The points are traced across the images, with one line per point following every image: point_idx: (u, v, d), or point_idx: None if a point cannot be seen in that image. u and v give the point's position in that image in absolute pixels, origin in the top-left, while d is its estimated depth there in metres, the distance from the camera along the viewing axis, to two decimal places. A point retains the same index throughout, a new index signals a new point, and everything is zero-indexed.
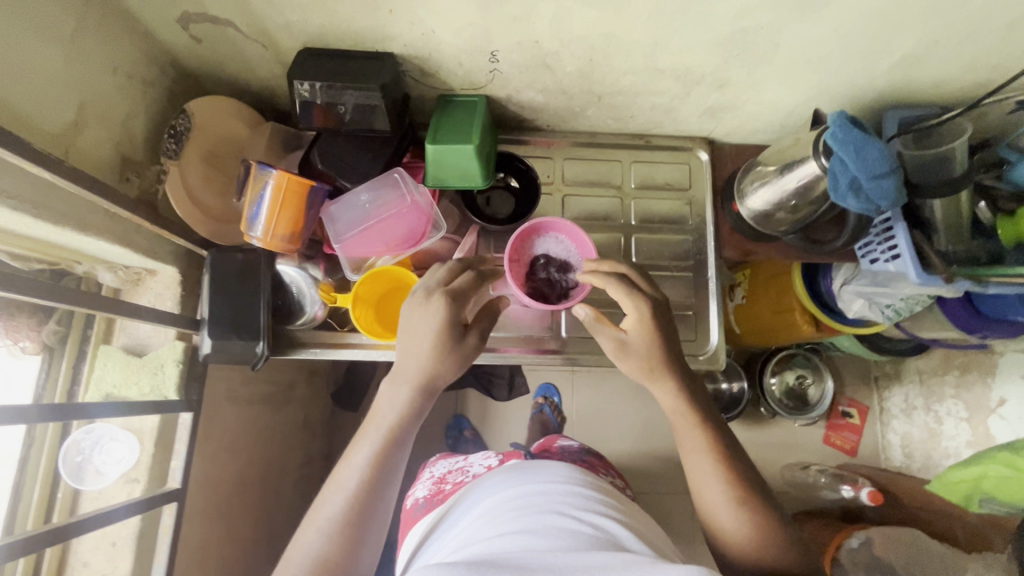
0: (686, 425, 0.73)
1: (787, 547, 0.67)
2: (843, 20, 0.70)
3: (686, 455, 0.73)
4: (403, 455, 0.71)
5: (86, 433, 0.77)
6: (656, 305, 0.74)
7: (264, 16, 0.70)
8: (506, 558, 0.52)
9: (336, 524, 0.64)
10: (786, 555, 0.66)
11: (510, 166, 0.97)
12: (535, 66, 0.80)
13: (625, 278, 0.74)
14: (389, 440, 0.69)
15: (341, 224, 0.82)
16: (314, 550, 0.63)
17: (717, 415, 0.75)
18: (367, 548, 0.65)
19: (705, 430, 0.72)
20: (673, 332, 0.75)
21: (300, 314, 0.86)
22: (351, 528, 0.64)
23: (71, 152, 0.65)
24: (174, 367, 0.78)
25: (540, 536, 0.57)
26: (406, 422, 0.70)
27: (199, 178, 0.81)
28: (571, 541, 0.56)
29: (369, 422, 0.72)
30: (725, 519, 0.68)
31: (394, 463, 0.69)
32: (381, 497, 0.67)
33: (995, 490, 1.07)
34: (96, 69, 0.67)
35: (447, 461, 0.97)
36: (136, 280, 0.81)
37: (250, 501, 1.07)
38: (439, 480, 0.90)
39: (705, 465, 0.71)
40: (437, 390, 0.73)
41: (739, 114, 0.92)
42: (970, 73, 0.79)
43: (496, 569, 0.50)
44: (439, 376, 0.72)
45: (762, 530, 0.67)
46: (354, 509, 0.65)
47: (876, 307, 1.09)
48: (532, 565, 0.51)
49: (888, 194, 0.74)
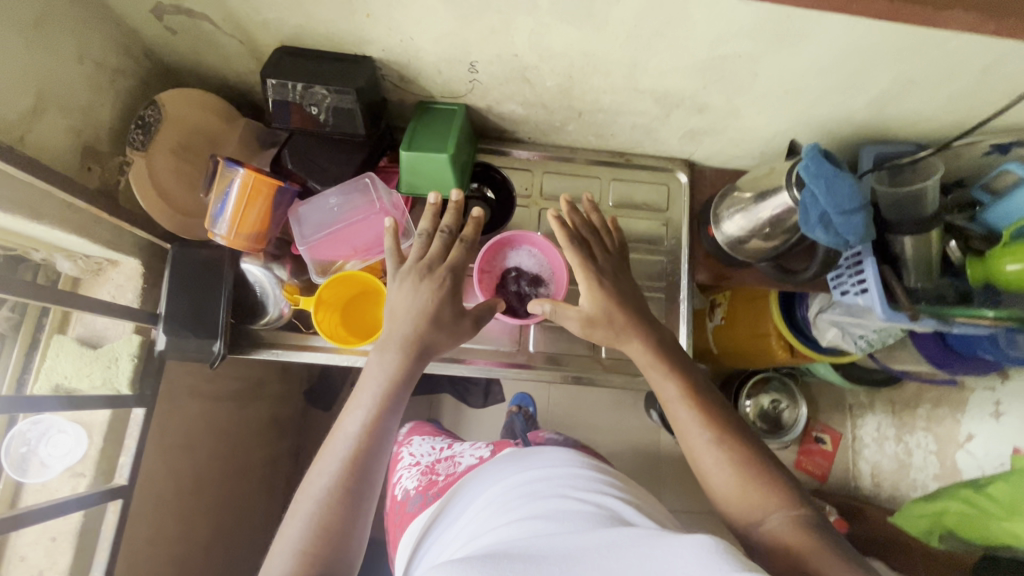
0: (656, 371, 0.72)
1: (778, 481, 0.62)
2: (820, 55, 0.70)
3: (666, 407, 0.71)
4: (397, 417, 0.68)
5: (32, 424, 0.75)
6: (605, 273, 0.76)
7: (240, 13, 0.69)
8: (519, 548, 0.49)
9: (328, 495, 0.60)
10: (786, 492, 0.61)
11: (486, 176, 0.98)
12: (515, 78, 0.80)
13: (581, 241, 0.78)
14: (384, 398, 0.67)
15: (307, 226, 0.81)
16: (308, 515, 0.59)
17: (696, 371, 0.74)
18: (364, 517, 0.61)
19: (682, 381, 0.71)
20: (633, 298, 0.76)
21: (263, 313, 0.84)
22: (347, 490, 0.61)
23: (29, 140, 0.63)
24: (129, 360, 0.77)
25: (550, 520, 0.55)
26: (401, 379, 0.68)
27: (165, 171, 0.79)
28: (584, 521, 0.54)
29: (360, 384, 0.69)
30: (715, 469, 0.64)
31: (389, 423, 0.66)
32: (376, 459, 0.64)
33: (957, 525, 1.06)
34: (60, 55, 0.65)
35: (430, 446, 0.99)
36: (96, 270, 0.79)
37: (208, 499, 1.05)
38: (427, 471, 0.91)
39: (685, 412, 0.68)
40: (429, 351, 0.72)
41: (719, 139, 0.92)
42: (946, 114, 0.80)
43: (510, 559, 0.47)
44: (437, 346, 0.72)
45: (751, 467, 0.63)
46: (350, 471, 0.62)
47: (849, 337, 1.09)
48: (547, 551, 0.48)
49: (857, 229, 0.74)
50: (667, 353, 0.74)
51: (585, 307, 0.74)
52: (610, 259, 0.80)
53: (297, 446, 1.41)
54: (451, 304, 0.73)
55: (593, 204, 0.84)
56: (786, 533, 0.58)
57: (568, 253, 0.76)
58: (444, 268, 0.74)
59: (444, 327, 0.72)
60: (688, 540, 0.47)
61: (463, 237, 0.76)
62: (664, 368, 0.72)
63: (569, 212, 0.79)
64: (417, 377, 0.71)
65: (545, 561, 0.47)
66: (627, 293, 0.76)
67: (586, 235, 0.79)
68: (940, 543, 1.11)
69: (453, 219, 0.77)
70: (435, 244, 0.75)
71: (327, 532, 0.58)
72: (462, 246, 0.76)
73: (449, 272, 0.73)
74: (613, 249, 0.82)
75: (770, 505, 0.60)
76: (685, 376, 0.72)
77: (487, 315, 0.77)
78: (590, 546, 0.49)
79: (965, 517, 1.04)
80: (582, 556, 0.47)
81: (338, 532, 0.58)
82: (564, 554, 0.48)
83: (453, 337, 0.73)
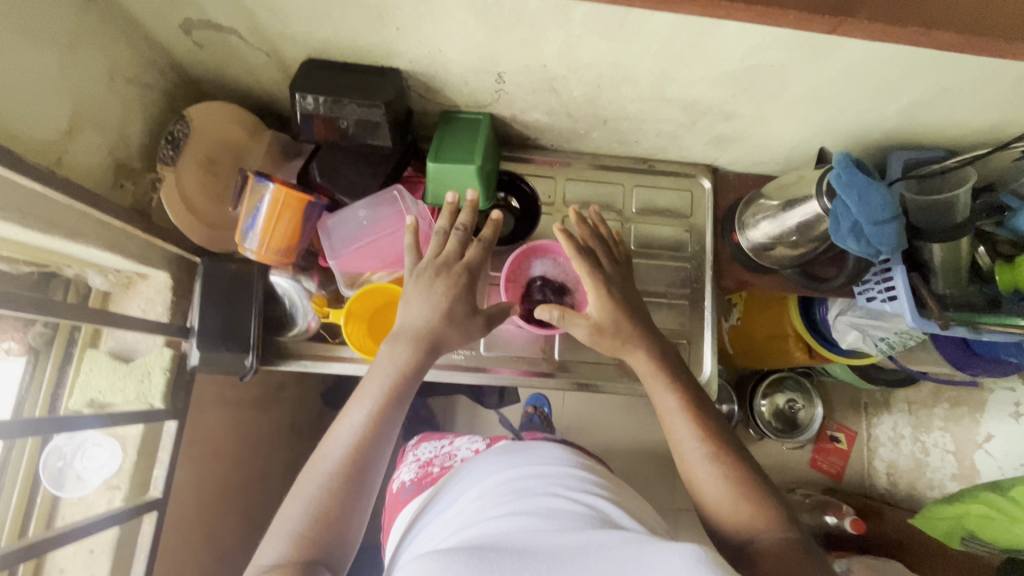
0: (658, 382, 0.73)
1: (770, 502, 0.63)
2: (853, 65, 0.69)
3: (664, 418, 0.72)
4: (403, 412, 0.68)
5: (68, 438, 0.76)
6: (613, 286, 0.76)
7: (268, 27, 0.68)
8: (510, 543, 0.49)
9: (332, 482, 0.61)
10: (775, 516, 0.62)
11: (514, 187, 0.98)
12: (541, 88, 0.79)
13: (590, 254, 0.77)
14: (390, 394, 0.67)
15: (336, 238, 0.83)
16: (310, 498, 0.60)
17: (694, 383, 0.74)
18: (364, 506, 0.62)
19: (683, 392, 0.72)
20: (640, 311, 0.76)
21: (291, 324, 0.85)
22: (349, 478, 0.61)
23: (64, 160, 0.64)
24: (160, 375, 0.79)
25: (544, 514, 0.54)
26: (408, 375, 0.68)
27: (194, 186, 0.80)
28: (572, 518, 0.53)
29: (366, 378, 0.69)
30: (709, 483, 0.65)
31: (396, 418, 0.66)
32: (380, 452, 0.64)
33: (977, 527, 1.05)
34: (90, 74, 0.65)
35: (431, 444, 0.96)
36: (126, 283, 0.80)
37: (234, 505, 1.06)
38: (426, 463, 0.89)
39: (683, 423, 0.69)
40: (439, 349, 0.71)
41: (745, 145, 0.91)
42: (979, 121, 0.79)
43: (498, 553, 0.47)
44: (449, 341, 0.72)
45: (743, 486, 0.64)
46: (352, 460, 0.62)
47: (870, 339, 1.07)
48: (535, 546, 0.48)
49: (889, 239, 0.73)
50: (670, 366, 0.74)
51: (592, 316, 0.74)
52: (617, 269, 0.79)
53: None
54: (465, 301, 0.72)
55: (600, 216, 0.84)
56: (774, 549, 0.58)
57: (575, 262, 0.75)
58: (461, 266, 0.74)
59: (458, 325, 0.72)
60: (673, 546, 0.46)
61: (482, 237, 0.76)
62: (666, 381, 0.73)
63: (576, 223, 0.79)
64: (427, 371, 0.70)
65: (533, 557, 0.46)
66: (636, 305, 0.76)
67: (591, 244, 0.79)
68: (960, 545, 1.10)
69: (470, 217, 0.76)
70: (452, 242, 0.74)
71: (326, 518, 0.58)
72: (480, 246, 0.76)
73: (467, 270, 0.73)
74: (619, 260, 0.81)
75: (760, 524, 0.61)
76: (685, 390, 0.73)
77: (501, 316, 0.77)
78: (579, 544, 0.48)
79: (990, 519, 1.03)
80: (570, 556, 0.46)
81: (336, 520, 0.59)
82: (552, 551, 0.47)
83: (464, 336, 0.73)
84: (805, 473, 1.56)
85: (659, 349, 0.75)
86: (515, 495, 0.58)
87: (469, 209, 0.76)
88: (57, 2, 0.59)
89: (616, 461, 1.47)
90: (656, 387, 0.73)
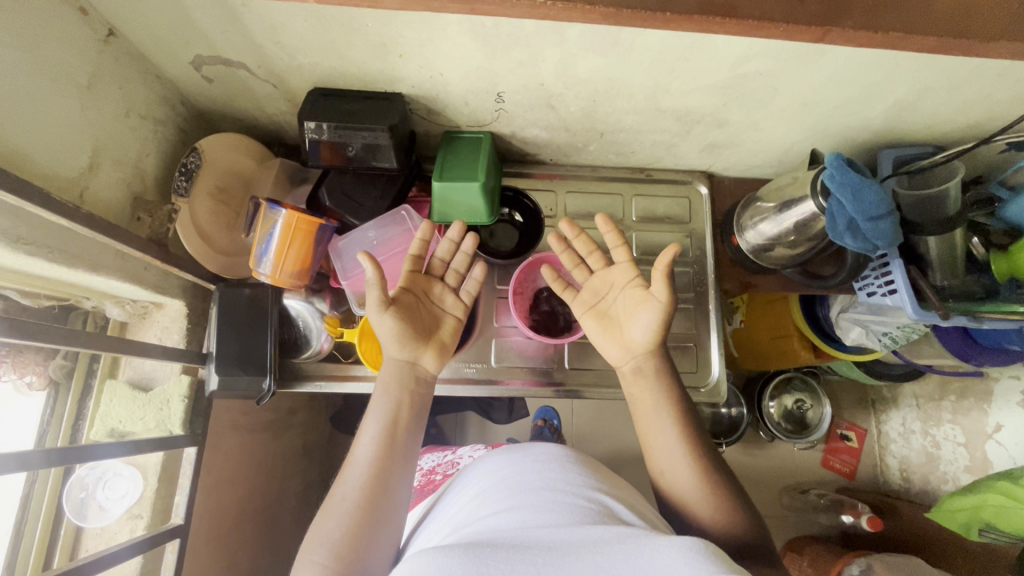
0: (651, 406, 0.74)
1: (751, 514, 0.68)
2: (836, 70, 0.72)
3: (653, 440, 0.73)
4: (409, 443, 0.70)
5: (90, 469, 0.79)
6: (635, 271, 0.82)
7: (275, 60, 0.71)
8: (514, 538, 0.49)
9: (350, 517, 0.62)
10: (753, 526, 0.67)
11: (518, 202, 1.01)
12: (539, 105, 0.82)
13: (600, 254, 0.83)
14: (395, 417, 0.70)
15: (347, 259, 0.86)
16: (331, 539, 0.61)
17: (686, 397, 0.76)
18: (387, 532, 0.63)
19: (668, 402, 0.74)
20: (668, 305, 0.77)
21: (306, 347, 0.87)
22: (370, 506, 0.63)
23: (86, 195, 0.67)
24: (179, 402, 0.82)
25: (545, 505, 0.55)
26: (411, 411, 0.72)
27: (207, 212, 0.83)
28: (573, 510, 0.54)
29: (366, 413, 0.71)
30: (695, 499, 0.68)
31: (406, 452, 0.69)
32: (391, 480, 0.66)
33: (995, 518, 1.01)
34: (108, 113, 0.69)
35: (435, 455, 1.08)
36: (143, 313, 0.83)
37: (253, 533, 1.07)
38: (428, 472, 1.00)
39: (670, 436, 0.72)
40: (419, 377, 0.75)
41: (738, 151, 0.94)
42: (965, 115, 0.81)
43: (493, 548, 0.47)
44: (388, 349, 0.74)
45: (725, 497, 0.68)
46: (367, 496, 0.64)
47: (874, 335, 1.06)
48: (532, 541, 0.48)
49: (885, 234, 0.75)
50: (669, 383, 0.76)
51: (661, 299, 0.74)
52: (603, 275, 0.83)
53: (328, 471, 1.41)
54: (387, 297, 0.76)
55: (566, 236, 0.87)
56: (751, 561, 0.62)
57: (624, 252, 0.80)
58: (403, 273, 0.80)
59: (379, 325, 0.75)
60: (675, 541, 0.47)
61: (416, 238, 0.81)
62: (655, 401, 0.74)
63: (574, 235, 0.81)
64: (420, 405, 0.73)
65: (529, 551, 0.47)
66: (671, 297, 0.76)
67: (589, 256, 0.83)
68: (980, 537, 1.06)
69: (449, 252, 0.81)
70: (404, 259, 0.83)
71: (348, 552, 0.60)
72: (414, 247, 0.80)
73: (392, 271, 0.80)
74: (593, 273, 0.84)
75: (751, 537, 0.66)
76: (678, 407, 0.74)
77: (407, 300, 0.77)
78: (579, 540, 0.48)
79: (1006, 510, 0.99)
80: (568, 549, 0.47)
81: (360, 552, 0.60)
82: (549, 544, 0.48)
83: (437, 355, 0.76)
84: (816, 473, 1.57)
85: (655, 362, 0.76)
86: (514, 489, 0.58)
87: (451, 243, 0.82)
88: (76, 45, 0.62)
89: (627, 468, 1.47)
90: (642, 400, 0.75)
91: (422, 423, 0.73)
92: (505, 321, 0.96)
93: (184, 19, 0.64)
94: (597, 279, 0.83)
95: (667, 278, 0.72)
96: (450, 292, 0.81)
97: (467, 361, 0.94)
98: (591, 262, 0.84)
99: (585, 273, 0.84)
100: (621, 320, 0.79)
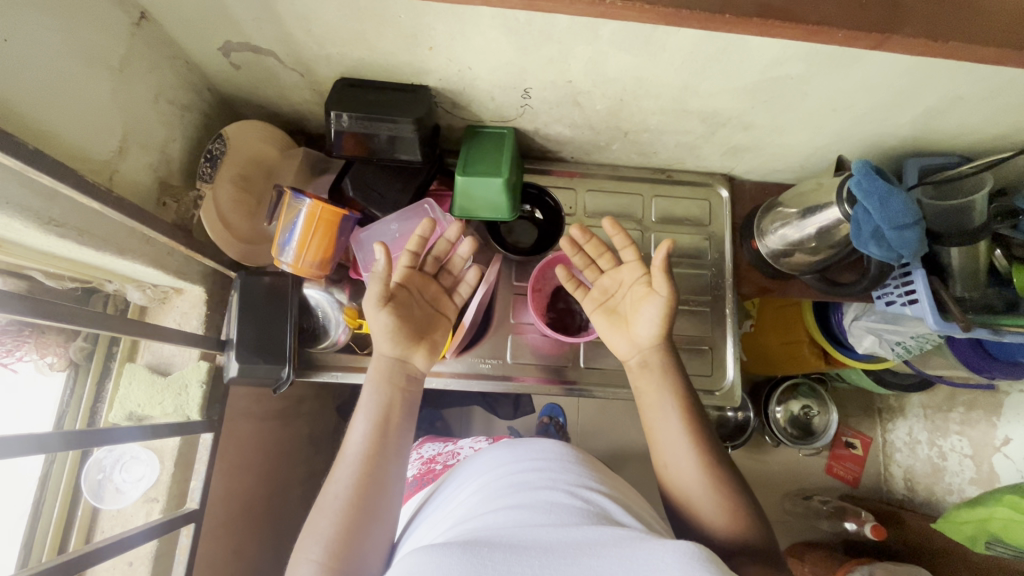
0: (651, 408, 0.75)
1: (757, 516, 0.67)
2: (868, 77, 0.71)
3: (658, 441, 0.73)
4: (402, 439, 0.70)
5: (107, 452, 0.81)
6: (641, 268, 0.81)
7: (304, 48, 0.71)
8: (509, 540, 0.48)
9: (345, 511, 0.63)
10: (759, 529, 0.66)
11: (539, 200, 1.01)
12: (565, 102, 0.81)
13: (608, 252, 0.83)
14: (387, 415, 0.71)
15: (368, 250, 0.86)
16: (325, 536, 0.61)
17: (693, 397, 0.75)
18: (380, 526, 0.64)
19: (672, 399, 0.74)
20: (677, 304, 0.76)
21: (324, 337, 0.88)
22: (362, 504, 0.64)
23: (116, 177, 0.67)
24: (197, 387, 0.83)
25: (542, 506, 0.54)
26: (401, 408, 0.72)
27: (230, 199, 0.83)
28: (571, 511, 0.54)
29: (356, 411, 0.71)
30: (699, 496, 0.67)
31: (400, 449, 0.69)
32: (385, 474, 0.66)
33: (1001, 532, 1.00)
34: (138, 97, 0.69)
35: (435, 444, 1.08)
36: (163, 298, 0.83)
37: (261, 519, 1.07)
38: (428, 461, 1.00)
39: (676, 431, 0.72)
40: (411, 372, 0.75)
41: (761, 154, 0.94)
42: (994, 126, 0.80)
43: (490, 548, 0.47)
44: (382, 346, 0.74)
45: (730, 497, 0.67)
46: (361, 490, 0.64)
47: (886, 343, 1.06)
48: (529, 542, 0.48)
49: (909, 244, 0.74)
50: (672, 378, 0.75)
51: (663, 293, 0.73)
52: (612, 274, 0.83)
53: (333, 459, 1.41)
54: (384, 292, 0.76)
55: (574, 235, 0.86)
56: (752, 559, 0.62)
57: (632, 252, 0.80)
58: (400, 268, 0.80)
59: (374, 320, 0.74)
60: (670, 544, 0.46)
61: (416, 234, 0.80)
62: (654, 403, 0.75)
63: (585, 239, 0.83)
64: (408, 403, 0.73)
65: (525, 551, 0.46)
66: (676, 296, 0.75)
67: (599, 258, 0.84)
68: (987, 550, 1.05)
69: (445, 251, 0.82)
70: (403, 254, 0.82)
71: (343, 545, 0.60)
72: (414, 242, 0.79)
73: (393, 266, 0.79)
74: (603, 271, 0.84)
75: (756, 539, 0.65)
76: (682, 406, 0.73)
77: (403, 296, 0.77)
78: (573, 542, 0.48)
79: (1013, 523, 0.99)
80: (563, 552, 0.46)
81: (355, 547, 0.61)
82: (545, 546, 0.47)
83: (428, 354, 0.77)
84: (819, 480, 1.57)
85: (660, 357, 0.77)
86: (511, 489, 0.58)
87: (448, 243, 0.83)
88: (110, 29, 0.62)
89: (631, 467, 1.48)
90: (645, 395, 0.76)
91: (415, 422, 0.74)
92: (523, 317, 0.96)
93: (217, 6, 0.64)
94: (607, 278, 0.83)
95: (667, 273, 0.72)
96: (445, 294, 0.83)
97: (483, 357, 0.94)
98: (602, 262, 0.84)
99: (596, 273, 0.85)
100: (629, 315, 0.79)
